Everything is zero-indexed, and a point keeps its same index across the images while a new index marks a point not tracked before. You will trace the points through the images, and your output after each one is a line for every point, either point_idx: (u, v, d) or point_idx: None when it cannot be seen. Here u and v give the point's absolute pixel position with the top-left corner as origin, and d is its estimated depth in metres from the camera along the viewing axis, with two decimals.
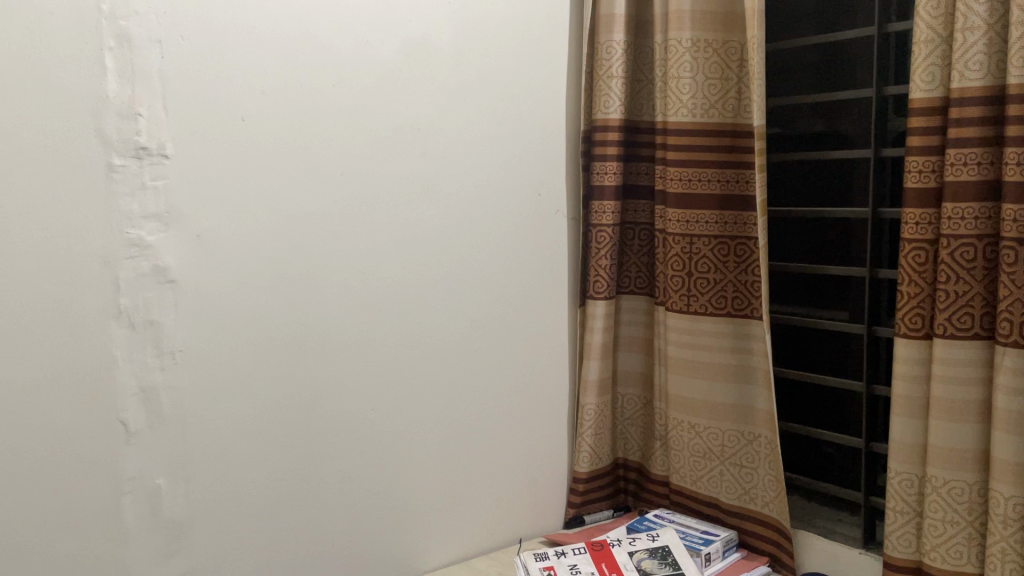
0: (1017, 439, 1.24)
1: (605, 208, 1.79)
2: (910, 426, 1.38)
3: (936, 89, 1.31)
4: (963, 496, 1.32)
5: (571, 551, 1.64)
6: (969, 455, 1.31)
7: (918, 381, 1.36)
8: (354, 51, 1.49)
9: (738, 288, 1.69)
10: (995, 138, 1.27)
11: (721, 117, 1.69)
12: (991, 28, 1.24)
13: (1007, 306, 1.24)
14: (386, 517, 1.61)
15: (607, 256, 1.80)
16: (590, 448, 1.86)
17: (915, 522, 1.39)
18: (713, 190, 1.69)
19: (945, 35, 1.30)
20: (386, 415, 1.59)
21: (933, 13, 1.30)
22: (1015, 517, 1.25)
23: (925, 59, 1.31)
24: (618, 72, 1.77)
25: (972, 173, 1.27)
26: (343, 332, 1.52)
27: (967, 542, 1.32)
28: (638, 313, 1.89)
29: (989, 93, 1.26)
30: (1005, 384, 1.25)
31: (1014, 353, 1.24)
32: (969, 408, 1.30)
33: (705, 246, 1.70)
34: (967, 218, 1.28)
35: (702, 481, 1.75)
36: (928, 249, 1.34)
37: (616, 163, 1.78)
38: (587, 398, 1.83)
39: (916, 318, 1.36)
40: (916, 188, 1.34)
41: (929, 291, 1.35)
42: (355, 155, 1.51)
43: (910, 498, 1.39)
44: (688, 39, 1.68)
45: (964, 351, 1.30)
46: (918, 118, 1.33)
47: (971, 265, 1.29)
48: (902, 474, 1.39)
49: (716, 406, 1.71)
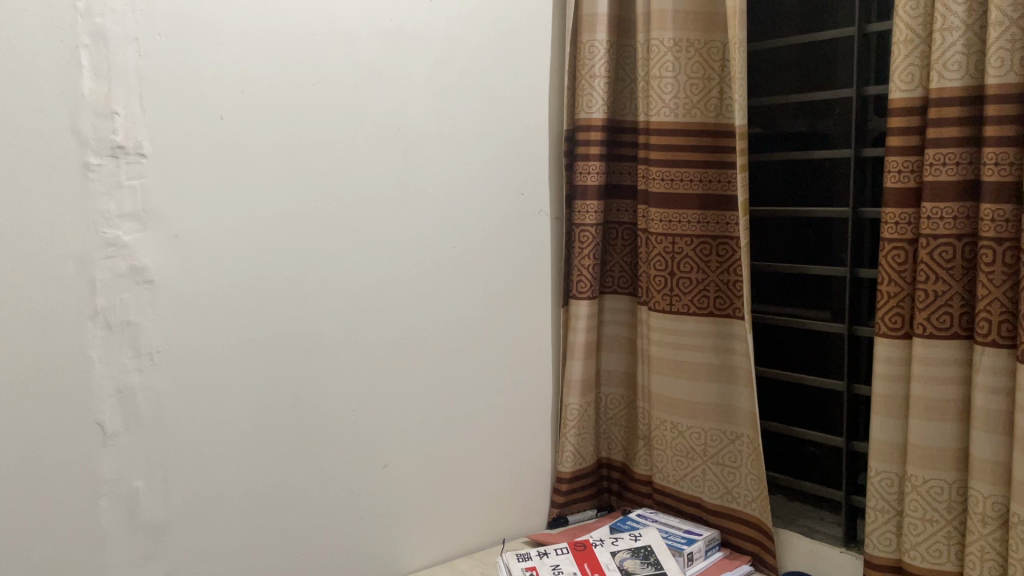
0: (995, 437, 1.25)
1: (588, 208, 1.79)
2: (890, 426, 1.38)
3: (915, 89, 1.32)
4: (942, 495, 1.32)
5: (554, 551, 1.63)
6: (948, 453, 1.32)
7: (897, 380, 1.37)
8: (334, 49, 1.48)
9: (721, 288, 1.69)
10: (974, 139, 1.27)
11: (703, 117, 1.69)
12: (969, 29, 1.25)
13: (985, 306, 1.25)
14: (368, 518, 1.60)
15: (591, 255, 1.80)
16: (573, 447, 1.86)
17: (894, 521, 1.40)
18: (696, 189, 1.69)
19: (924, 35, 1.30)
20: (367, 414, 1.58)
21: (912, 13, 1.30)
22: (993, 516, 1.26)
23: (904, 59, 1.32)
24: (600, 72, 1.77)
25: (951, 173, 1.28)
26: (324, 332, 1.51)
27: (946, 541, 1.33)
28: (622, 313, 1.90)
29: (967, 93, 1.26)
30: (984, 384, 1.25)
31: (992, 352, 1.25)
32: (949, 407, 1.31)
33: (688, 246, 1.70)
34: (945, 218, 1.28)
35: (684, 480, 1.76)
36: (907, 248, 1.34)
37: (598, 162, 1.79)
38: (570, 398, 1.84)
39: (896, 318, 1.36)
40: (896, 187, 1.35)
41: (908, 290, 1.35)
42: (337, 154, 1.50)
43: (890, 497, 1.40)
44: (670, 39, 1.68)
45: (943, 350, 1.30)
46: (897, 118, 1.34)
47: (950, 265, 1.29)
48: (883, 473, 1.40)
49: (699, 406, 1.71)
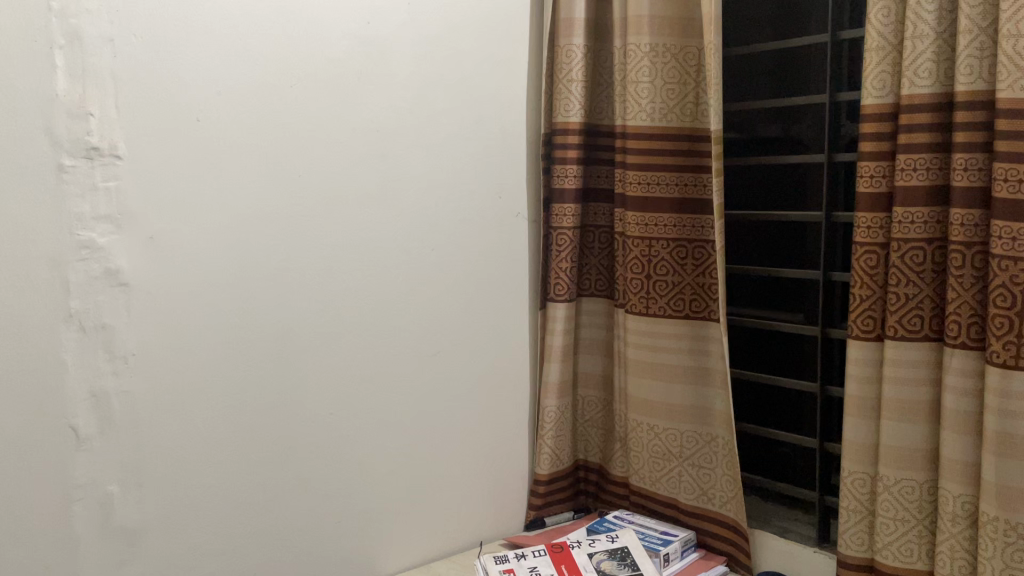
0: (965, 438, 1.27)
1: (566, 211, 1.80)
2: (863, 427, 1.40)
3: (887, 96, 1.34)
4: (913, 495, 1.35)
5: (531, 554, 1.64)
6: (919, 454, 1.34)
7: (869, 382, 1.39)
8: (311, 51, 1.48)
9: (696, 290, 1.71)
10: (943, 145, 1.29)
11: (679, 122, 1.70)
12: (939, 37, 1.27)
13: (954, 308, 1.27)
14: (345, 522, 1.60)
15: (568, 258, 1.81)
16: (551, 449, 1.86)
17: (867, 521, 1.42)
18: (672, 193, 1.71)
19: (895, 42, 1.32)
20: (344, 417, 1.58)
21: (884, 21, 1.32)
22: (963, 515, 1.29)
23: (876, 66, 1.34)
24: (577, 76, 1.78)
25: (922, 179, 1.30)
26: (301, 335, 1.51)
27: (917, 540, 1.35)
28: (599, 315, 1.91)
29: (938, 101, 1.28)
30: (954, 385, 1.28)
31: (962, 354, 1.27)
32: (919, 408, 1.33)
33: (664, 249, 1.72)
34: (916, 223, 1.31)
35: (661, 482, 1.77)
36: (879, 252, 1.37)
37: (576, 166, 1.80)
38: (548, 400, 1.84)
39: (868, 320, 1.38)
40: (868, 192, 1.37)
41: (880, 294, 1.37)
42: (315, 156, 1.50)
43: (862, 497, 1.42)
44: (646, 44, 1.69)
45: (914, 352, 1.33)
46: (869, 124, 1.36)
47: (921, 269, 1.31)
48: (856, 473, 1.42)
49: (675, 408, 1.73)
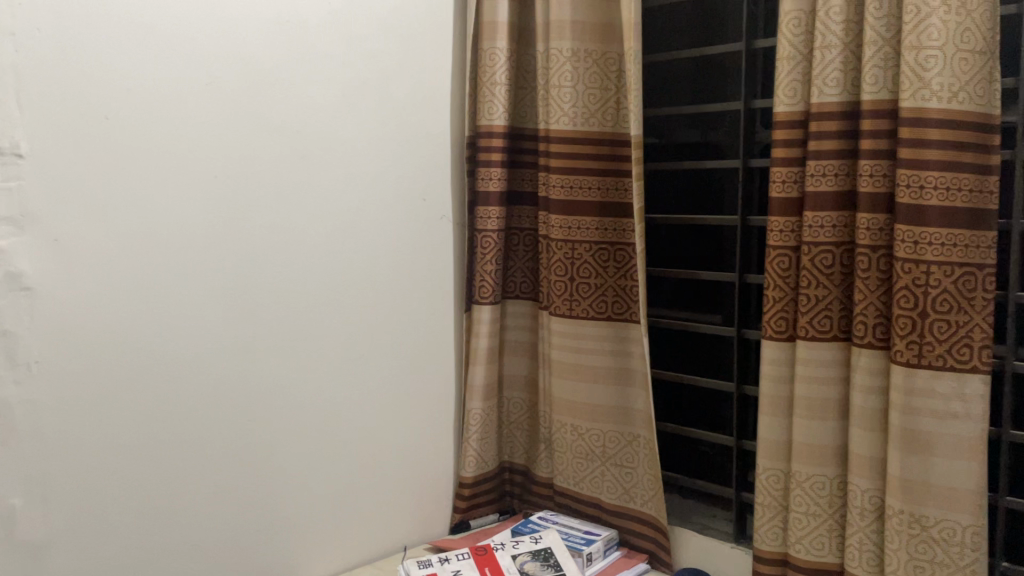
0: (872, 434, 1.32)
1: (490, 213, 1.80)
2: (777, 425, 1.44)
3: (798, 104, 1.38)
4: (824, 490, 1.39)
5: (454, 557, 1.63)
6: (829, 450, 1.39)
7: (783, 381, 1.43)
8: (227, 50, 1.45)
9: (618, 293, 1.73)
10: (850, 152, 1.34)
11: (601, 126, 1.73)
12: (846, 47, 1.32)
13: (861, 310, 1.32)
14: (264, 530, 1.56)
15: (492, 261, 1.81)
16: (476, 452, 1.86)
17: (781, 516, 1.46)
18: (595, 197, 1.73)
19: (805, 52, 1.37)
20: (263, 423, 1.55)
21: (794, 31, 1.36)
22: (871, 508, 1.33)
23: (787, 75, 1.38)
24: (501, 79, 1.79)
25: (830, 184, 1.34)
26: (217, 340, 1.47)
27: (828, 533, 1.40)
28: (524, 318, 1.92)
29: (845, 109, 1.33)
30: (861, 383, 1.32)
31: (868, 353, 1.32)
32: (829, 406, 1.38)
33: (587, 252, 1.73)
34: (825, 227, 1.35)
35: (584, 482, 1.79)
36: (791, 255, 1.41)
37: (500, 169, 1.80)
38: (473, 403, 1.84)
39: (781, 321, 1.43)
40: (780, 197, 1.41)
41: (792, 295, 1.42)
42: (231, 156, 1.47)
43: (777, 493, 1.46)
44: (568, 49, 1.71)
45: (824, 352, 1.37)
46: (781, 131, 1.40)
47: (829, 271, 1.36)
48: (770, 470, 1.46)
49: (598, 408, 1.75)
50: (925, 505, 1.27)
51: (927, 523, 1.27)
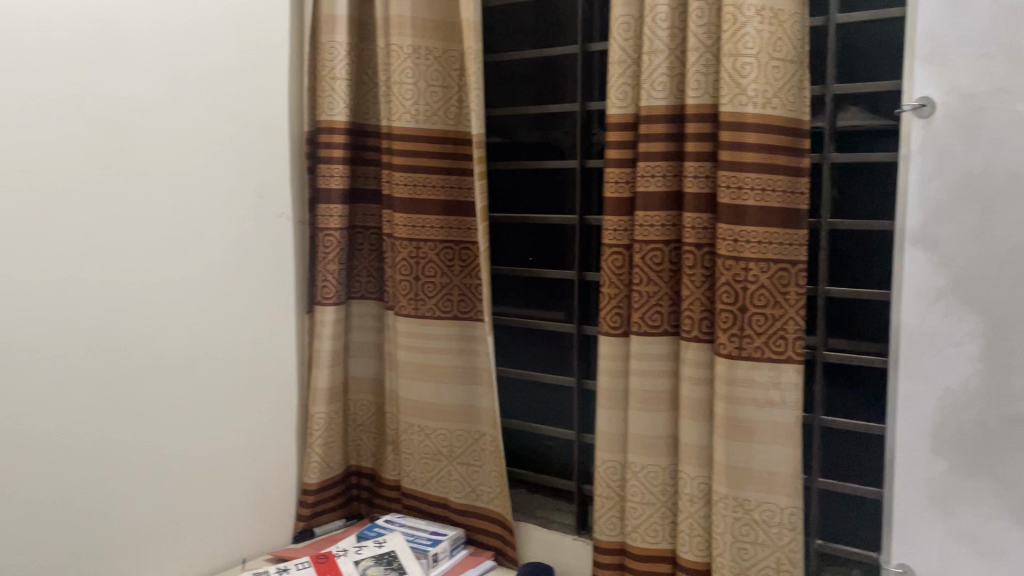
0: (699, 424, 1.39)
1: (332, 211, 1.75)
2: (613, 418, 1.49)
3: (629, 107, 1.42)
4: (657, 478, 1.44)
5: (294, 567, 1.58)
6: (661, 440, 1.44)
7: (618, 375, 1.48)
8: (32, 32, 1.33)
9: (463, 291, 1.73)
10: (676, 154, 1.40)
11: (443, 124, 1.72)
12: (671, 53, 1.37)
13: (688, 305, 1.38)
14: (85, 551, 1.46)
15: (335, 260, 1.77)
16: (320, 457, 1.81)
17: (618, 506, 1.50)
18: (438, 195, 1.72)
19: (634, 56, 1.41)
20: (81, 436, 1.44)
21: (624, 35, 1.40)
22: (699, 494, 1.40)
23: (618, 78, 1.42)
24: (341, 74, 1.74)
25: (659, 185, 1.40)
26: (26, 347, 1.35)
27: (661, 521, 1.45)
28: (369, 318, 1.89)
29: (672, 112, 1.38)
30: (689, 375, 1.38)
31: (695, 346, 1.38)
32: (661, 398, 1.44)
33: (432, 250, 1.72)
34: (655, 225, 1.40)
35: (431, 482, 1.78)
36: (624, 253, 1.45)
37: (341, 166, 1.76)
38: (316, 407, 1.79)
39: (615, 317, 1.47)
40: (614, 197, 1.45)
41: (625, 292, 1.46)
42: (39, 148, 1.35)
43: (614, 484, 1.50)
44: (409, 45, 1.69)
45: (655, 346, 1.43)
46: (614, 132, 1.44)
47: (659, 268, 1.41)
48: (607, 462, 1.50)
49: (444, 408, 1.74)
50: (747, 489, 1.34)
51: (749, 506, 1.34)
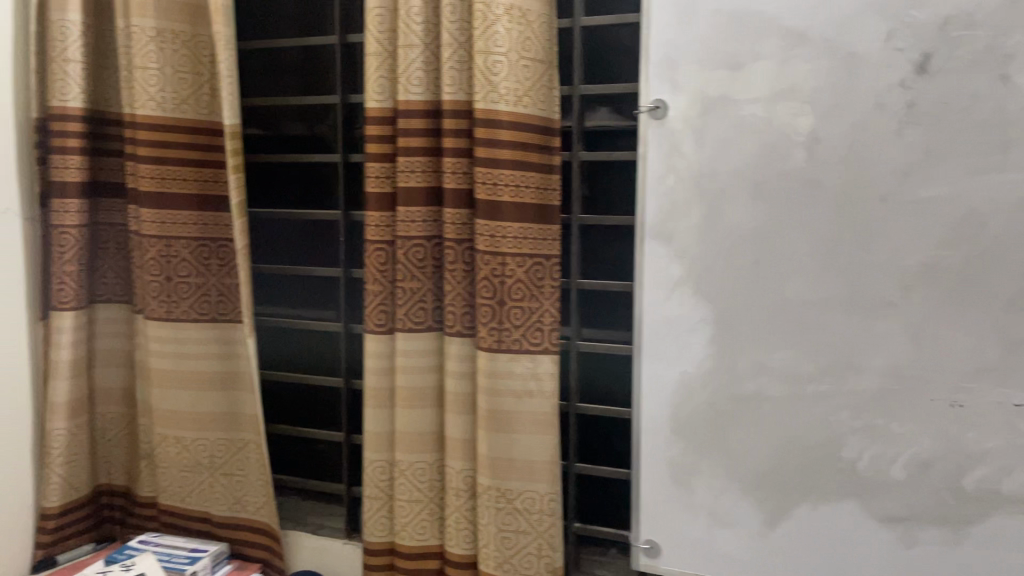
0: (464, 418, 1.40)
1: (68, 207, 1.59)
2: (379, 417, 1.46)
3: (386, 101, 1.40)
4: (424, 475, 1.44)
5: None
6: (428, 437, 1.44)
7: (384, 373, 1.45)
8: None
9: (221, 292, 1.63)
10: (435, 149, 1.40)
11: (194, 113, 1.61)
12: (426, 48, 1.36)
13: (450, 300, 1.38)
14: None
15: (73, 261, 1.61)
16: (61, 479, 1.64)
17: (387, 505, 1.49)
18: (190, 189, 1.61)
19: (390, 50, 1.39)
20: None
21: (379, 27, 1.37)
22: (465, 488, 1.41)
23: (375, 71, 1.39)
24: (74, 56, 1.58)
25: (419, 180, 1.39)
26: None
27: (429, 518, 1.45)
28: (116, 323, 1.73)
29: (428, 108, 1.38)
30: (453, 370, 1.39)
31: (458, 342, 1.39)
32: (426, 394, 1.43)
33: (184, 249, 1.61)
34: (416, 221, 1.39)
35: (191, 496, 1.66)
36: (386, 249, 1.43)
37: (78, 157, 1.59)
38: (55, 424, 1.62)
39: (379, 315, 1.44)
40: (374, 192, 1.42)
41: (389, 289, 1.44)
42: None
43: (382, 484, 1.48)
44: (152, 28, 1.56)
45: (419, 343, 1.42)
46: (372, 126, 1.41)
47: (422, 264, 1.40)
48: (375, 461, 1.47)
49: (203, 417, 1.63)
50: (510, 479, 1.37)
51: (513, 496, 1.37)
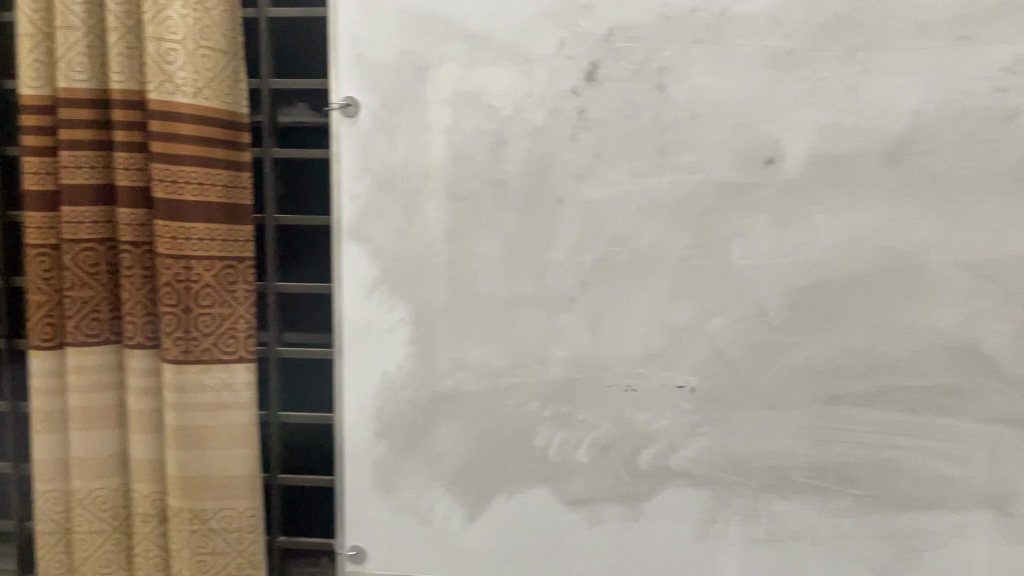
0: (150, 437, 1.29)
1: None
2: (49, 442, 1.30)
3: (43, 87, 1.25)
4: (107, 503, 1.30)
5: None
6: (109, 460, 1.30)
7: (53, 394, 1.30)
8: None
9: None
10: (104, 143, 1.26)
11: None
12: (89, 30, 1.23)
13: (128, 309, 1.26)
14: None
15: None
16: None
17: (64, 540, 1.33)
18: None
19: (46, 31, 1.24)
20: None
21: (31, 6, 1.22)
22: (154, 512, 1.30)
23: (28, 54, 1.23)
24: None
25: (87, 177, 1.25)
26: None
27: (114, 549, 1.31)
28: None
29: (94, 97, 1.24)
30: (135, 386, 1.27)
31: (140, 354, 1.27)
32: (105, 414, 1.30)
33: None
34: (84, 222, 1.25)
35: None
36: (51, 254, 1.27)
37: None
38: None
39: (46, 329, 1.28)
40: (34, 190, 1.26)
41: (56, 299, 1.28)
42: None
43: (57, 516, 1.32)
44: None
45: (94, 358, 1.28)
46: (28, 116, 1.25)
47: (94, 270, 1.26)
48: (47, 492, 1.31)
49: None
50: (202, 499, 1.27)
51: (206, 515, 1.28)
